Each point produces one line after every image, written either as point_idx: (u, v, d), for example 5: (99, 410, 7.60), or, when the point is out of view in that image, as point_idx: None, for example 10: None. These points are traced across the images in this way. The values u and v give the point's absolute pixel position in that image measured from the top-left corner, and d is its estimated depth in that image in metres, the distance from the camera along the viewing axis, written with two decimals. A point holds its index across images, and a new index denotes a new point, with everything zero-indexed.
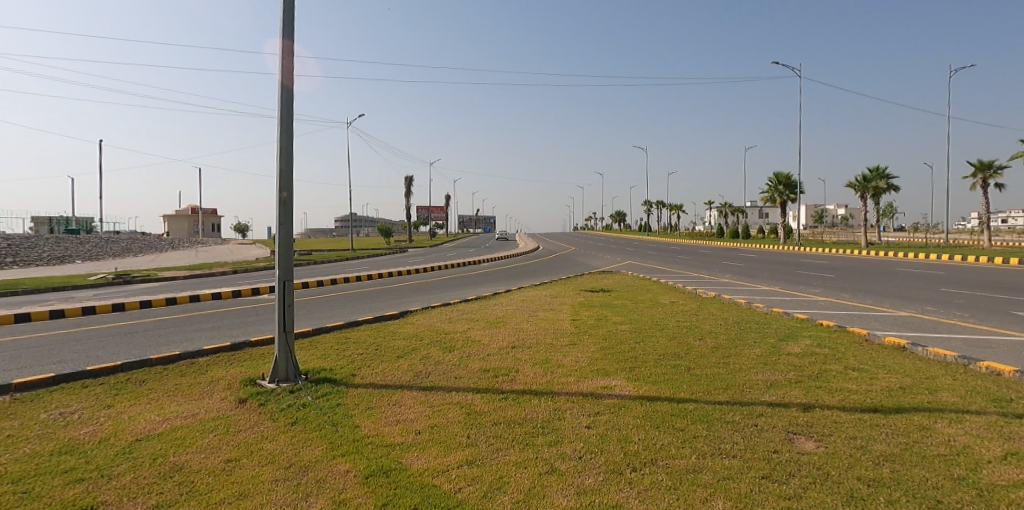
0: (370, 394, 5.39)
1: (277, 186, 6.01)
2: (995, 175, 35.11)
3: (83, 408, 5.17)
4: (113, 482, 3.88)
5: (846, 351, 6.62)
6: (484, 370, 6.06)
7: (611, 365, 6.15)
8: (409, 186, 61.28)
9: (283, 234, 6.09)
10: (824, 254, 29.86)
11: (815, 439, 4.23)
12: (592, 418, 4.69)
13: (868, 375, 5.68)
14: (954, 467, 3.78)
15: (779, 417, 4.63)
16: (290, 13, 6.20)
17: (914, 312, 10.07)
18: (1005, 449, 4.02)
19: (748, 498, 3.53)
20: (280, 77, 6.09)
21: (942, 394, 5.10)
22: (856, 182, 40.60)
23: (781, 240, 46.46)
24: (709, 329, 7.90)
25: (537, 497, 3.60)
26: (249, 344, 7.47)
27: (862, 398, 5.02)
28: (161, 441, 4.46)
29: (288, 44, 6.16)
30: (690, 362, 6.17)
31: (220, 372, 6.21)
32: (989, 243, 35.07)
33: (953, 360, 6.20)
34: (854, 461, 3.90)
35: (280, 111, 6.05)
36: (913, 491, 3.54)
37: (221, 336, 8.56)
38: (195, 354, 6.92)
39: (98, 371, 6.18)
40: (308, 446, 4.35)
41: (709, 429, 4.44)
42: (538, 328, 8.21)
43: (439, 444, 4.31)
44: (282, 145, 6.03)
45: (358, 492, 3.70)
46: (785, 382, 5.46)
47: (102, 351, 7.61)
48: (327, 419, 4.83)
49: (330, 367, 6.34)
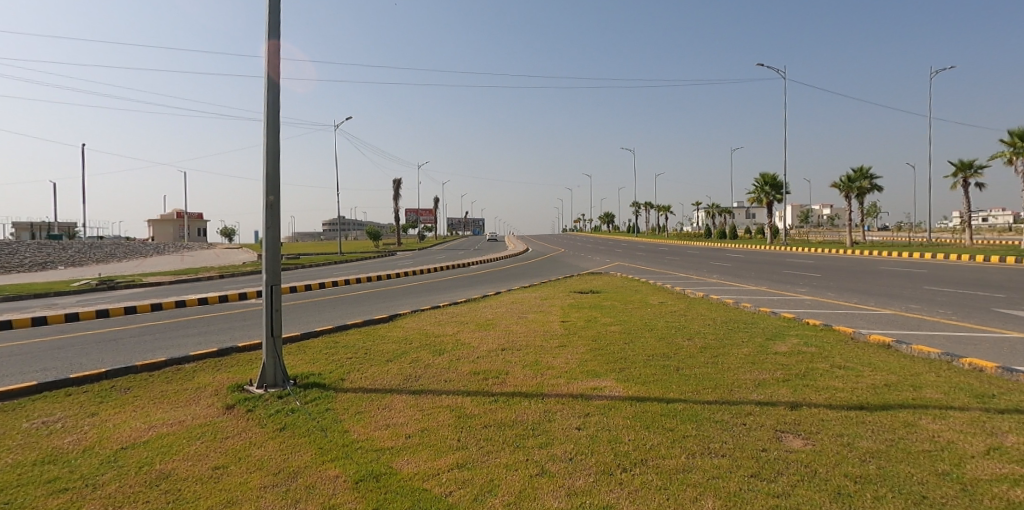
0: (360, 398, 5.36)
1: (265, 190, 5.97)
2: (975, 175, 35.71)
3: (67, 416, 5.10)
4: (98, 491, 3.83)
5: (833, 350, 6.68)
6: (474, 373, 6.06)
7: (601, 365, 6.18)
8: (397, 189, 61.29)
9: (270, 239, 6.03)
10: (810, 253, 30.23)
11: (803, 437, 4.27)
12: (583, 419, 4.70)
13: (854, 372, 5.75)
14: (938, 463, 3.84)
15: (767, 415, 4.67)
16: (276, 13, 6.17)
17: (899, 310, 10.19)
18: (988, 444, 4.09)
19: (737, 497, 3.55)
20: (268, 78, 6.06)
21: (926, 390, 5.18)
22: (840, 182, 41.10)
23: (768, 240, 46.85)
24: (697, 329, 7.96)
25: (528, 499, 3.61)
26: (237, 349, 7.42)
27: (849, 395, 5.08)
28: (147, 448, 4.41)
29: (275, 44, 6.12)
30: (679, 362, 6.22)
31: (207, 378, 6.15)
32: (972, 242, 35.50)
33: (936, 358, 6.29)
34: (840, 458, 3.95)
35: (267, 113, 6.01)
36: (900, 487, 3.59)
37: (208, 342, 8.49)
38: (181, 360, 6.84)
39: (82, 378, 6.11)
40: (297, 451, 4.33)
41: (699, 428, 4.47)
42: (528, 330, 8.23)
43: (429, 448, 4.30)
44: (269, 147, 5.99)
45: (348, 497, 3.68)
46: (774, 380, 5.52)
47: (87, 357, 7.56)
48: (316, 424, 4.81)
49: (319, 372, 6.29)
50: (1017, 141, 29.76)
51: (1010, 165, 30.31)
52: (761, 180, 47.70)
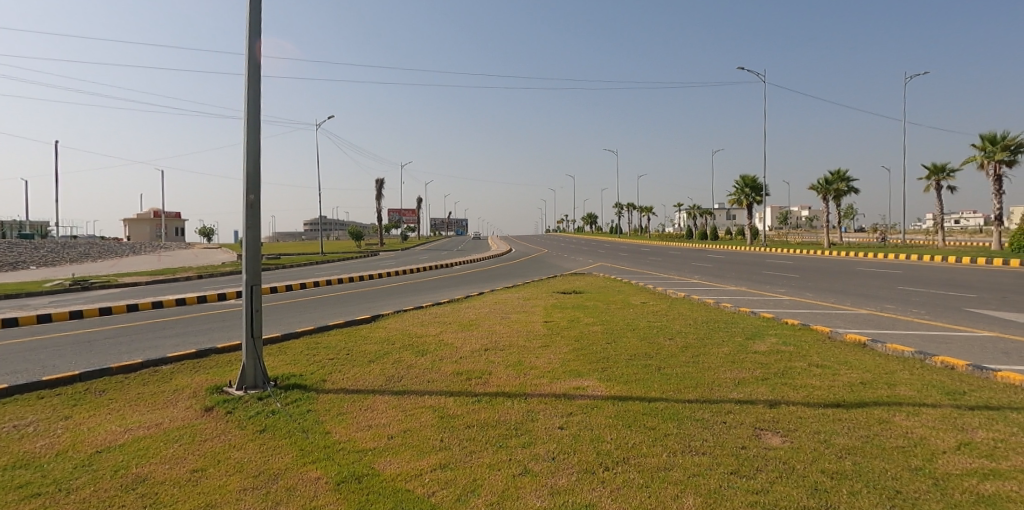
0: (342, 400, 5.33)
1: (244, 189, 5.90)
2: (948, 178, 36.51)
3: (40, 419, 5.00)
4: (73, 496, 3.77)
5: (810, 349, 6.80)
6: (457, 373, 6.06)
7: (584, 365, 6.21)
8: (378, 189, 61.02)
9: (250, 238, 5.95)
10: (788, 254, 30.58)
11: (781, 435, 4.35)
12: (565, 419, 4.73)
13: (831, 371, 5.85)
14: (911, 458, 3.93)
15: (746, 413, 4.74)
16: (258, 10, 6.11)
17: (874, 310, 10.39)
18: (958, 439, 4.19)
19: (717, 494, 3.59)
20: (246, 76, 5.98)
21: (900, 387, 5.30)
22: (818, 185, 41.80)
23: (747, 239, 47.25)
24: (678, 329, 8.03)
25: (510, 498, 3.62)
26: (216, 350, 7.32)
27: (825, 393, 5.16)
28: (122, 452, 4.35)
29: (256, 45, 6.06)
30: (661, 361, 6.28)
31: (185, 380, 6.07)
32: (944, 243, 35.96)
33: (909, 356, 6.43)
34: (817, 455, 4.01)
35: (246, 111, 5.94)
36: (874, 482, 3.66)
37: (187, 344, 8.35)
38: (158, 362, 6.74)
39: (55, 381, 5.99)
40: (277, 453, 4.29)
41: (680, 427, 4.51)
42: (511, 330, 8.26)
43: (412, 448, 4.29)
44: (249, 146, 5.92)
45: (330, 499, 3.67)
46: (752, 379, 5.59)
47: (60, 359, 7.41)
48: (296, 425, 4.77)
49: (300, 372, 6.25)
50: (987, 145, 30.51)
51: (981, 170, 31.00)
52: (741, 182, 48.11)
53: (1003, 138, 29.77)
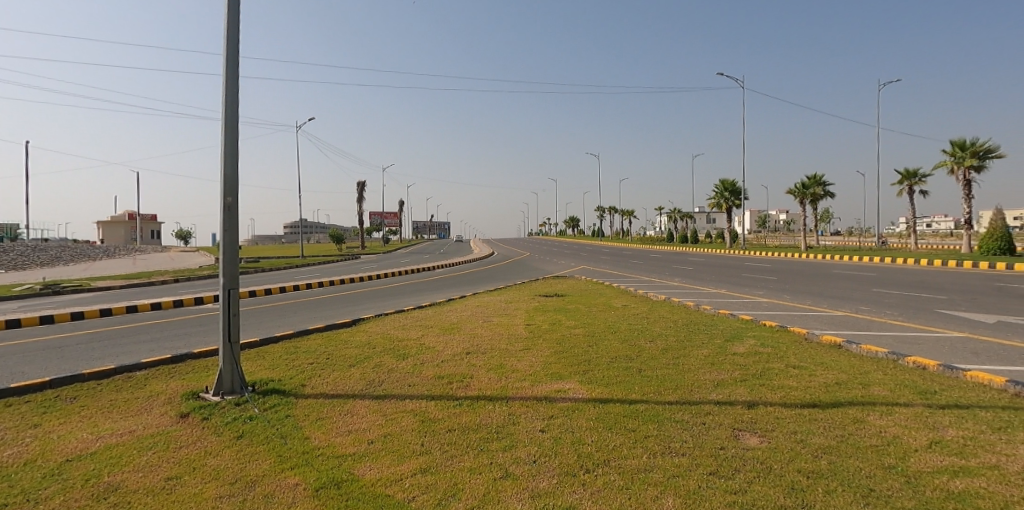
0: (321, 404, 5.28)
1: (221, 191, 5.82)
2: (921, 183, 37.32)
3: (7, 428, 4.87)
4: (41, 506, 3.67)
5: (787, 350, 6.90)
6: (438, 377, 6.03)
7: (565, 368, 6.22)
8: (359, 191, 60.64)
9: (227, 241, 5.86)
10: (767, 257, 31.01)
11: (759, 435, 4.40)
12: (546, 422, 4.73)
13: (807, 372, 5.94)
14: (885, 457, 4.00)
15: (725, 415, 4.78)
16: (236, 11, 6.04)
17: (850, 312, 10.55)
18: (930, 437, 4.27)
19: (696, 495, 3.62)
20: (223, 77, 5.91)
21: (874, 387, 5.39)
22: (794, 190, 42.45)
23: (727, 243, 47.75)
24: (659, 332, 8.09)
25: (491, 502, 3.61)
26: (192, 355, 7.20)
27: (802, 393, 5.24)
28: (94, 460, 4.25)
29: (233, 45, 5.98)
30: (641, 364, 6.32)
31: (160, 386, 5.96)
32: (917, 246, 36.71)
33: (883, 356, 6.55)
34: (795, 455, 4.06)
35: (223, 113, 5.87)
36: (849, 481, 3.72)
37: (163, 349, 8.21)
38: (132, 367, 6.61)
39: (24, 388, 5.85)
40: (254, 459, 4.23)
41: (660, 428, 4.55)
42: (493, 333, 8.24)
43: (392, 453, 4.27)
44: (226, 147, 5.85)
45: (308, 505, 3.63)
46: (731, 380, 5.66)
47: (30, 365, 7.24)
48: (275, 431, 4.71)
49: (278, 377, 6.17)
50: (957, 150, 31.26)
51: (951, 175, 31.71)
52: (721, 186, 48.62)
53: (972, 144, 30.52)
